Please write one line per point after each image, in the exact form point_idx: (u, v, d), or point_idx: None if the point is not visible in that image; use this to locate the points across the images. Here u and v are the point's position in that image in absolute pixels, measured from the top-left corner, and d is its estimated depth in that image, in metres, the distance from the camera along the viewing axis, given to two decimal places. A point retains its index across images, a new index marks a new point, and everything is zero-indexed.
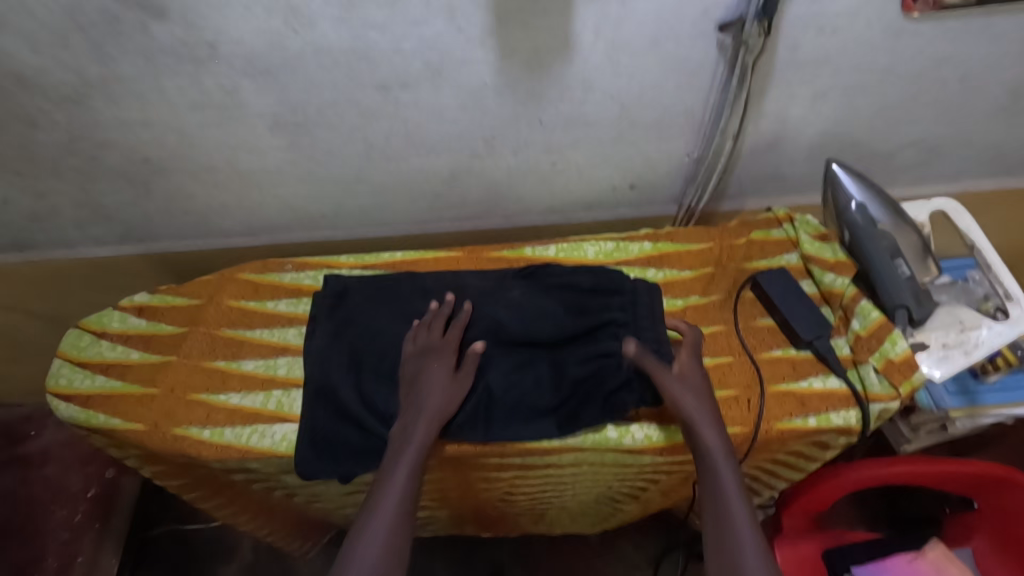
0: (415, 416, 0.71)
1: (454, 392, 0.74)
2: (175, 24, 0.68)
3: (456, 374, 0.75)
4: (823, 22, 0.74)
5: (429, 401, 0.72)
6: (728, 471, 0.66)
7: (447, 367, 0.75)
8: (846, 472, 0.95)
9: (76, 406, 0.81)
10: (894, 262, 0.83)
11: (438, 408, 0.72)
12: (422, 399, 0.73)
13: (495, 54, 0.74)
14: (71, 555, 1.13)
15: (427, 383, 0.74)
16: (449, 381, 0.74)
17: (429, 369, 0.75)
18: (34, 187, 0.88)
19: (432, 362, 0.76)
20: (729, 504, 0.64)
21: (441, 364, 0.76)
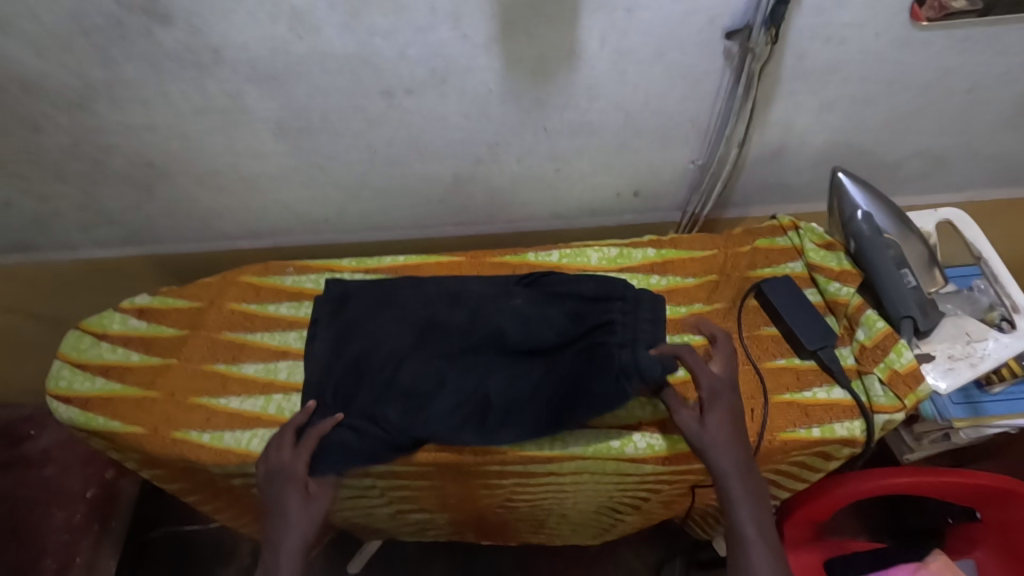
0: (279, 542, 0.67)
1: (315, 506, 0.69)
2: (179, 30, 0.68)
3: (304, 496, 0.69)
4: (830, 32, 0.74)
5: (292, 523, 0.67)
6: (742, 496, 0.66)
7: (293, 489, 0.69)
8: (852, 483, 0.95)
9: (76, 409, 0.81)
10: (900, 272, 0.82)
11: (305, 527, 0.68)
12: (284, 521, 0.68)
13: (500, 62, 0.74)
14: (71, 556, 1.12)
15: (281, 512, 0.68)
16: (298, 496, 0.69)
17: (277, 498, 0.69)
18: (36, 190, 0.88)
19: (284, 487, 0.69)
20: (743, 525, 0.65)
21: (291, 492, 0.69)
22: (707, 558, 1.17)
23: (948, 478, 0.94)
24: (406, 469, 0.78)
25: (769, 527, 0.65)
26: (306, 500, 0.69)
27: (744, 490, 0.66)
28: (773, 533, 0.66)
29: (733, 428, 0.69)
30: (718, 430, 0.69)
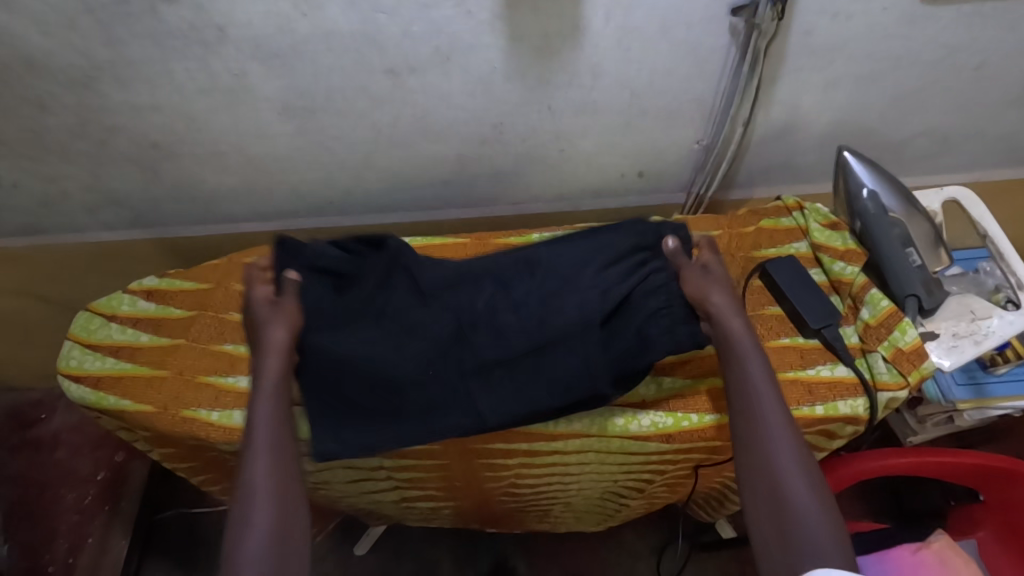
0: (260, 356, 0.68)
1: (290, 321, 0.72)
2: (183, 7, 0.68)
3: (279, 303, 0.74)
4: (838, 7, 0.73)
5: (268, 336, 0.70)
6: (749, 345, 0.66)
7: (269, 300, 0.74)
8: (866, 464, 0.95)
9: (86, 387, 0.82)
10: (904, 251, 0.82)
11: (280, 340, 0.70)
12: (263, 335, 0.70)
13: (505, 39, 0.73)
14: (82, 537, 1.16)
15: (263, 327, 0.71)
16: (275, 311, 0.73)
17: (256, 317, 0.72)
18: (44, 172, 0.89)
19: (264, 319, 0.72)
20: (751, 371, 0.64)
21: (263, 301, 0.73)
22: (711, 539, 1.21)
23: (952, 459, 0.95)
24: (410, 449, 0.78)
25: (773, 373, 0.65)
26: (278, 320, 0.72)
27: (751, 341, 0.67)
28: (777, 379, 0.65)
29: (724, 283, 0.72)
30: (708, 276, 0.72)
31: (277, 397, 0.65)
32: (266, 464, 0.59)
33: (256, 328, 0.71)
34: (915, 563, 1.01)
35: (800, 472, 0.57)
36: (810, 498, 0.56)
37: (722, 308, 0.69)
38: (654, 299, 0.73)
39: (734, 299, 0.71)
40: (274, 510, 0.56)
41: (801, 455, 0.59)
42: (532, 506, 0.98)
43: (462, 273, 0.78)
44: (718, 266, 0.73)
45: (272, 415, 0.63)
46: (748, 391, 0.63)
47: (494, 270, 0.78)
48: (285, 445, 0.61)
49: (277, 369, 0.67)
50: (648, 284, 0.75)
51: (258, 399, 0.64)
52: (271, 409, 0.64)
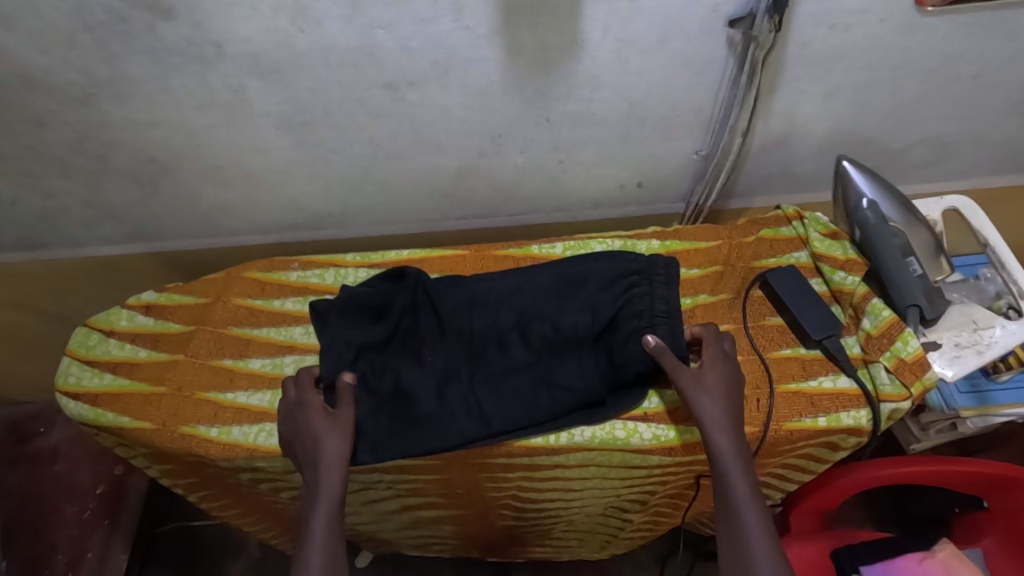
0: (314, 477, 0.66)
1: (345, 439, 0.69)
2: (182, 24, 0.68)
3: (332, 415, 0.71)
4: (836, 18, 0.73)
5: (324, 458, 0.67)
6: (730, 456, 0.65)
7: (320, 414, 0.70)
8: (883, 470, 0.94)
9: (85, 404, 0.82)
10: (906, 261, 0.82)
11: (339, 463, 0.67)
12: (318, 456, 0.67)
13: (503, 52, 0.73)
14: (80, 552, 1.14)
15: (316, 445, 0.68)
16: (331, 428, 0.69)
17: (303, 432, 0.69)
18: (42, 187, 0.89)
19: (310, 416, 0.70)
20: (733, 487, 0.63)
21: (316, 413, 0.70)
22: (713, 549, 1.20)
23: (960, 467, 0.94)
24: (410, 464, 0.77)
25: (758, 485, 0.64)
26: (337, 432, 0.69)
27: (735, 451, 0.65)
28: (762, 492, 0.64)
29: (732, 390, 0.70)
30: (720, 384, 0.70)
31: (332, 533, 0.62)
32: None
33: (308, 448, 0.68)
34: (921, 572, 0.99)
35: None
36: None
37: (722, 424, 0.67)
38: (637, 319, 0.79)
39: (736, 417, 0.68)
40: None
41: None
42: (534, 525, 0.98)
43: (475, 298, 0.84)
44: (722, 374, 0.70)
45: (325, 561, 0.61)
46: (733, 509, 0.63)
47: (500, 296, 0.85)
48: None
49: (335, 494, 0.65)
50: (632, 307, 0.80)
51: (313, 534, 0.62)
52: (323, 546, 0.61)
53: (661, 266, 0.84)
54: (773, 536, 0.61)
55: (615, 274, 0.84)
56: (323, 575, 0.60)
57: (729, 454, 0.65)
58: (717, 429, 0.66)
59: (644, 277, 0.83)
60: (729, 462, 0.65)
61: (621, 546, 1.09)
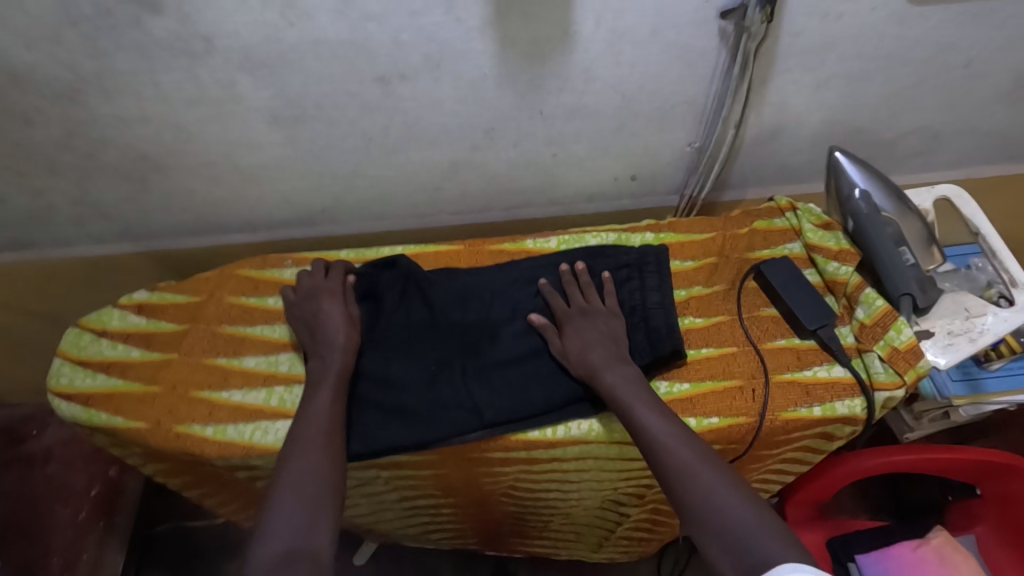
0: (324, 350, 0.77)
1: (350, 320, 0.80)
2: (170, 18, 0.67)
3: (343, 305, 0.81)
4: (827, 8, 0.73)
5: (333, 336, 0.78)
6: (622, 386, 0.70)
7: (334, 300, 0.81)
8: (891, 456, 0.94)
9: (78, 405, 0.81)
10: (898, 250, 0.82)
11: (345, 341, 0.78)
12: (330, 335, 0.78)
13: (495, 44, 0.73)
14: (76, 554, 1.13)
15: (326, 326, 0.79)
16: (343, 313, 0.80)
17: (319, 313, 0.80)
18: (31, 186, 0.88)
19: (324, 301, 0.81)
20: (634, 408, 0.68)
21: (332, 298, 0.81)
22: None
23: (958, 455, 0.95)
24: (408, 459, 0.78)
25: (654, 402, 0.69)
26: (343, 318, 0.80)
27: (624, 381, 0.71)
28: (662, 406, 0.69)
29: (600, 331, 0.77)
30: (586, 331, 0.77)
31: (335, 393, 0.73)
32: (321, 451, 0.65)
33: (323, 326, 0.79)
34: (915, 559, 1.02)
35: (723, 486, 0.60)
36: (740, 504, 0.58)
37: (600, 363, 0.73)
38: (634, 314, 0.81)
39: (613, 352, 0.75)
40: (324, 483, 0.62)
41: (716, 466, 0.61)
42: (530, 518, 0.99)
43: (468, 287, 0.85)
44: (599, 325, 0.77)
45: (328, 404, 0.71)
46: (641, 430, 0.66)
47: (492, 289, 0.85)
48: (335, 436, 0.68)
49: (339, 365, 0.75)
50: (624, 304, 0.82)
51: (320, 392, 0.72)
52: (329, 399, 0.72)
53: (652, 256, 0.85)
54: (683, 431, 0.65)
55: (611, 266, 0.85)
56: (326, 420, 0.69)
57: (621, 385, 0.70)
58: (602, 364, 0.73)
59: (635, 268, 0.84)
60: (621, 389, 0.70)
61: (618, 547, 1.09)
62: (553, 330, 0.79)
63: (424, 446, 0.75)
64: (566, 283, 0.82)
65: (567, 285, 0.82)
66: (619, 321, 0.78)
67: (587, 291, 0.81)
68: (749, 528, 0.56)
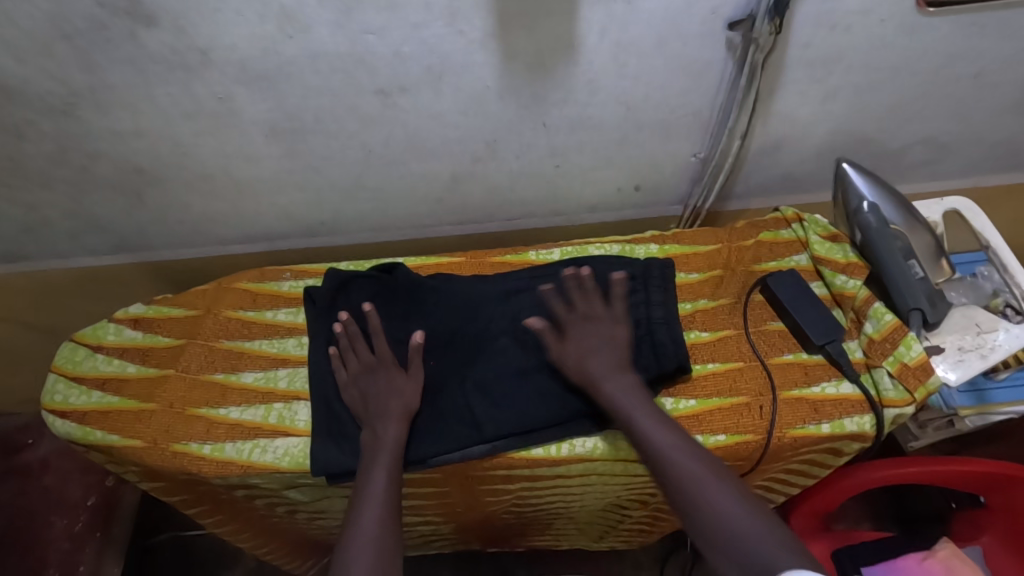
0: (382, 425, 0.72)
1: (414, 394, 0.74)
2: (165, 32, 0.66)
3: (407, 375, 0.76)
4: (836, 20, 0.72)
5: (395, 413, 0.72)
6: (625, 396, 0.70)
7: (398, 373, 0.75)
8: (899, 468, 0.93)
9: (73, 422, 0.79)
10: (907, 264, 0.81)
11: (406, 417, 0.73)
12: (390, 408, 0.73)
13: (498, 57, 0.72)
14: (74, 565, 1.11)
15: (387, 401, 0.73)
16: (407, 385, 0.75)
17: (379, 388, 0.74)
18: (24, 200, 0.86)
19: (381, 373, 0.75)
20: (637, 416, 0.68)
21: (390, 368, 0.76)
22: None
23: (962, 467, 0.94)
24: (410, 478, 0.76)
25: (656, 409, 0.69)
26: (406, 391, 0.74)
27: (626, 388, 0.71)
28: (661, 412, 0.69)
29: (604, 338, 0.73)
30: (588, 339, 0.73)
31: (392, 466, 0.68)
32: (371, 555, 0.60)
33: (382, 402, 0.73)
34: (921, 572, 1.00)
35: (734, 500, 0.59)
36: (755, 522, 0.57)
37: (603, 373, 0.71)
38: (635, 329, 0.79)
39: (616, 360, 0.72)
40: None
41: (723, 477, 0.61)
42: (534, 522, 0.96)
43: (469, 296, 0.83)
44: (605, 333, 0.74)
45: (386, 486, 0.66)
46: (643, 439, 0.66)
47: (493, 299, 0.83)
48: (392, 524, 0.63)
49: (395, 446, 0.70)
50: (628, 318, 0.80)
51: (376, 467, 0.68)
52: (386, 474, 0.67)
53: (657, 269, 0.85)
54: (683, 438, 0.66)
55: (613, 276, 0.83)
56: (379, 515, 0.63)
57: (623, 392, 0.70)
58: (607, 373, 0.71)
59: (639, 282, 0.83)
60: (624, 397, 0.70)
61: (619, 538, 1.08)
62: (551, 335, 0.74)
63: (423, 463, 0.73)
64: (569, 285, 0.76)
65: (569, 287, 0.76)
66: (623, 328, 0.75)
67: (590, 295, 0.76)
68: (761, 539, 0.55)
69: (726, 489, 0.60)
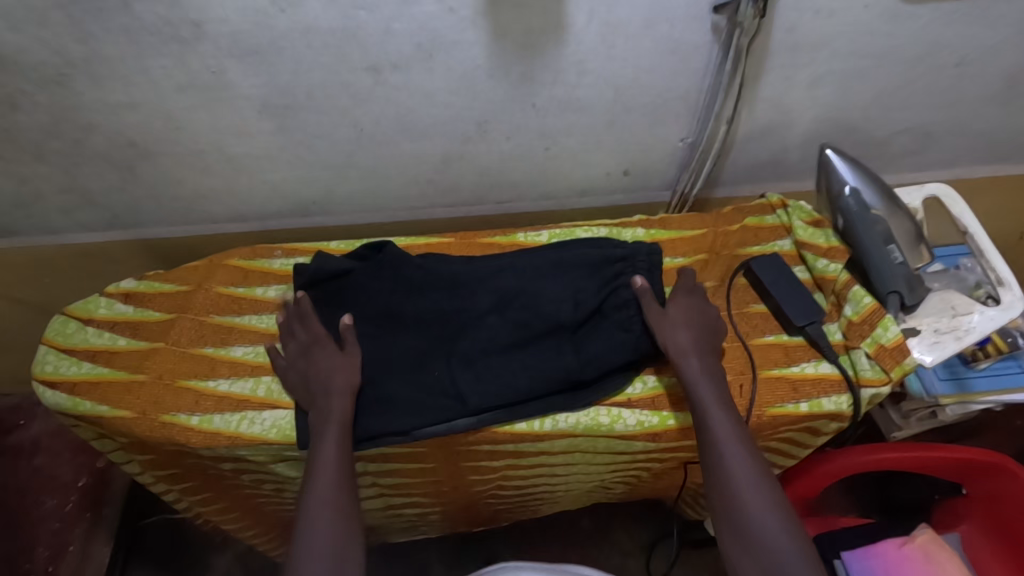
0: (327, 398, 0.73)
1: (354, 369, 0.76)
2: (158, 3, 0.67)
3: (344, 352, 0.77)
4: (820, 5, 0.73)
5: (335, 389, 0.73)
6: (697, 375, 0.71)
7: (332, 350, 0.77)
8: (882, 453, 0.95)
9: (62, 393, 0.80)
10: (887, 248, 0.83)
11: (347, 392, 0.74)
12: (329, 383, 0.74)
13: (487, 35, 0.73)
14: (62, 545, 1.13)
15: (327, 379, 0.74)
16: (345, 360, 0.76)
17: (318, 365, 0.75)
18: (17, 172, 0.87)
19: (318, 353, 0.77)
20: (703, 396, 0.70)
21: (325, 346, 0.77)
22: (701, 537, 1.18)
23: (945, 455, 0.95)
24: (396, 452, 0.77)
25: (725, 393, 0.71)
26: (344, 366, 0.76)
27: (702, 367, 0.72)
28: (728, 396, 0.71)
29: (700, 322, 0.76)
30: (691, 312, 0.76)
31: (341, 437, 0.70)
32: (331, 523, 0.64)
33: (321, 380, 0.74)
34: (900, 557, 0.99)
35: (767, 507, 0.64)
36: (778, 533, 0.62)
37: (689, 347, 0.73)
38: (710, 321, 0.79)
39: (703, 342, 0.74)
40: (332, 562, 0.62)
41: (762, 483, 0.65)
42: (521, 504, 0.97)
43: (457, 274, 0.83)
44: (699, 313, 0.77)
45: (337, 455, 0.69)
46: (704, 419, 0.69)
47: (480, 277, 0.83)
48: (344, 493, 0.67)
49: (343, 416, 0.72)
50: (617, 297, 0.79)
51: (326, 437, 0.70)
52: (337, 443, 0.69)
53: (643, 254, 0.82)
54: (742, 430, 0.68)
55: (599, 259, 0.82)
56: (332, 485, 0.66)
57: (696, 372, 0.72)
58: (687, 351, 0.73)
59: (629, 264, 0.81)
60: (699, 378, 0.71)
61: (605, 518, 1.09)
62: (650, 298, 0.77)
63: (407, 434, 0.74)
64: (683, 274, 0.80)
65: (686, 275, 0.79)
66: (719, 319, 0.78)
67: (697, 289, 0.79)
68: (780, 550, 0.61)
69: (764, 496, 0.64)
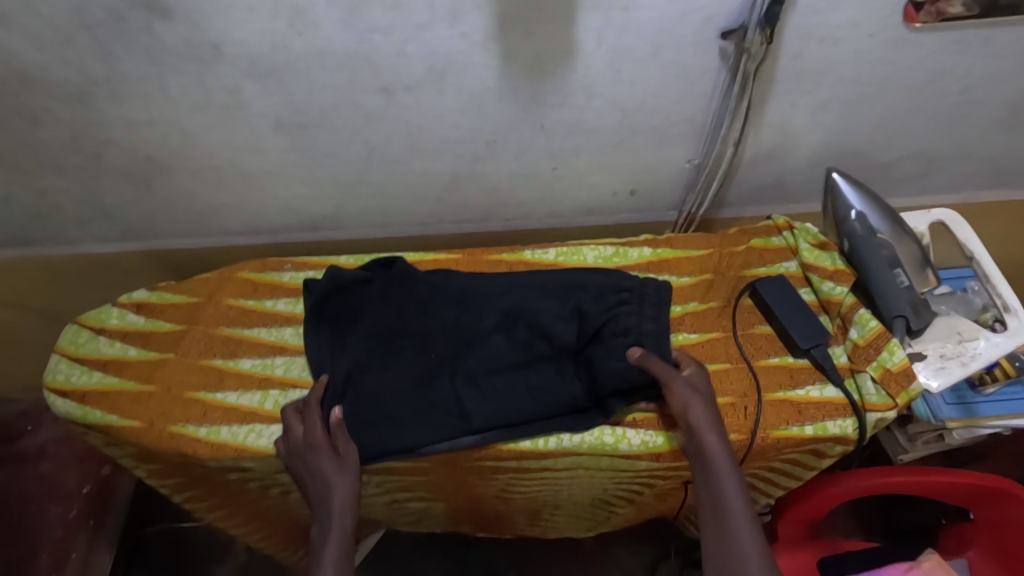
0: (327, 512, 0.67)
1: (353, 479, 0.70)
2: (180, 25, 0.68)
3: (341, 455, 0.71)
4: (825, 33, 0.75)
5: (335, 497, 0.68)
6: (704, 418, 0.69)
7: (325, 452, 0.70)
8: (882, 478, 0.94)
9: (73, 402, 0.81)
10: (893, 272, 0.83)
11: (348, 499, 0.68)
12: (330, 494, 0.68)
13: (498, 58, 0.74)
14: (64, 552, 1.10)
15: (326, 485, 0.69)
16: (341, 467, 0.70)
17: (314, 471, 0.70)
18: (36, 184, 0.89)
19: (313, 455, 0.70)
20: (707, 441, 0.67)
21: (321, 448, 0.71)
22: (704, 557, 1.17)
23: (946, 478, 0.95)
24: (400, 466, 0.78)
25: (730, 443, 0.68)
26: (343, 474, 0.70)
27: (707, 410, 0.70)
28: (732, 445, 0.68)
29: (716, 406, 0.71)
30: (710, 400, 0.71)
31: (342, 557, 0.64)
32: None
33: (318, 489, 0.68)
34: None
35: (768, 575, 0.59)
36: None
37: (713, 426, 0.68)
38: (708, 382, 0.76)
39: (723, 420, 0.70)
40: None
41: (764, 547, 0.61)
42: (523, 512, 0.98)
43: (465, 291, 0.84)
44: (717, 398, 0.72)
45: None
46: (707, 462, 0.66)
47: (489, 294, 0.84)
48: None
49: (344, 536, 0.65)
50: (617, 324, 0.78)
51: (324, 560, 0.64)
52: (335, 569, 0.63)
53: (653, 289, 0.81)
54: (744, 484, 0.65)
55: (606, 288, 0.82)
56: None
57: (702, 417, 0.69)
58: (694, 395, 0.70)
59: (635, 295, 0.80)
60: (705, 424, 0.68)
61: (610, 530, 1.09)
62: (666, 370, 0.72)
63: (413, 452, 0.75)
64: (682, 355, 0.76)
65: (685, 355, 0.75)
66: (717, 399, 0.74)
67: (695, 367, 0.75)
68: None
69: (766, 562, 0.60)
